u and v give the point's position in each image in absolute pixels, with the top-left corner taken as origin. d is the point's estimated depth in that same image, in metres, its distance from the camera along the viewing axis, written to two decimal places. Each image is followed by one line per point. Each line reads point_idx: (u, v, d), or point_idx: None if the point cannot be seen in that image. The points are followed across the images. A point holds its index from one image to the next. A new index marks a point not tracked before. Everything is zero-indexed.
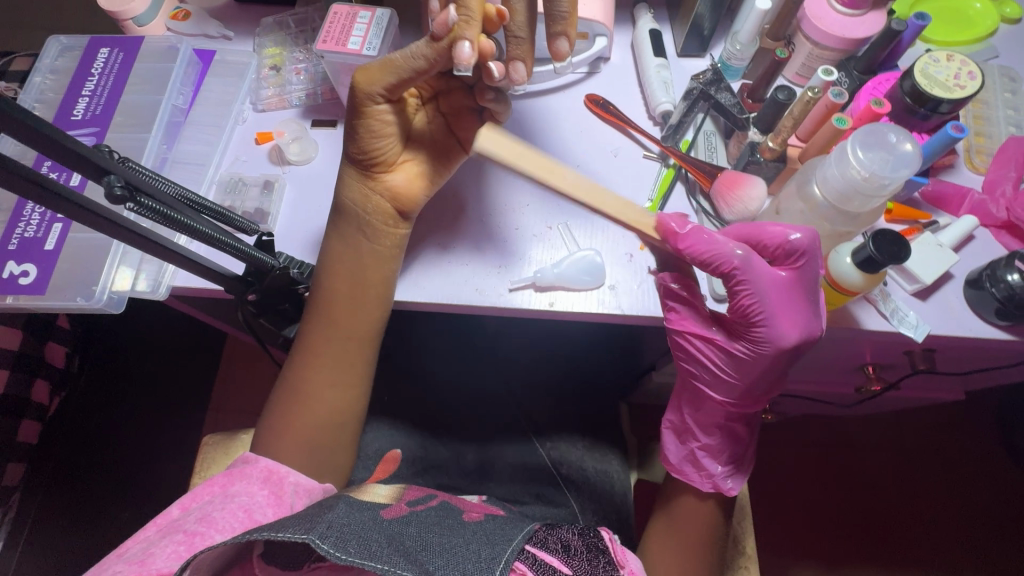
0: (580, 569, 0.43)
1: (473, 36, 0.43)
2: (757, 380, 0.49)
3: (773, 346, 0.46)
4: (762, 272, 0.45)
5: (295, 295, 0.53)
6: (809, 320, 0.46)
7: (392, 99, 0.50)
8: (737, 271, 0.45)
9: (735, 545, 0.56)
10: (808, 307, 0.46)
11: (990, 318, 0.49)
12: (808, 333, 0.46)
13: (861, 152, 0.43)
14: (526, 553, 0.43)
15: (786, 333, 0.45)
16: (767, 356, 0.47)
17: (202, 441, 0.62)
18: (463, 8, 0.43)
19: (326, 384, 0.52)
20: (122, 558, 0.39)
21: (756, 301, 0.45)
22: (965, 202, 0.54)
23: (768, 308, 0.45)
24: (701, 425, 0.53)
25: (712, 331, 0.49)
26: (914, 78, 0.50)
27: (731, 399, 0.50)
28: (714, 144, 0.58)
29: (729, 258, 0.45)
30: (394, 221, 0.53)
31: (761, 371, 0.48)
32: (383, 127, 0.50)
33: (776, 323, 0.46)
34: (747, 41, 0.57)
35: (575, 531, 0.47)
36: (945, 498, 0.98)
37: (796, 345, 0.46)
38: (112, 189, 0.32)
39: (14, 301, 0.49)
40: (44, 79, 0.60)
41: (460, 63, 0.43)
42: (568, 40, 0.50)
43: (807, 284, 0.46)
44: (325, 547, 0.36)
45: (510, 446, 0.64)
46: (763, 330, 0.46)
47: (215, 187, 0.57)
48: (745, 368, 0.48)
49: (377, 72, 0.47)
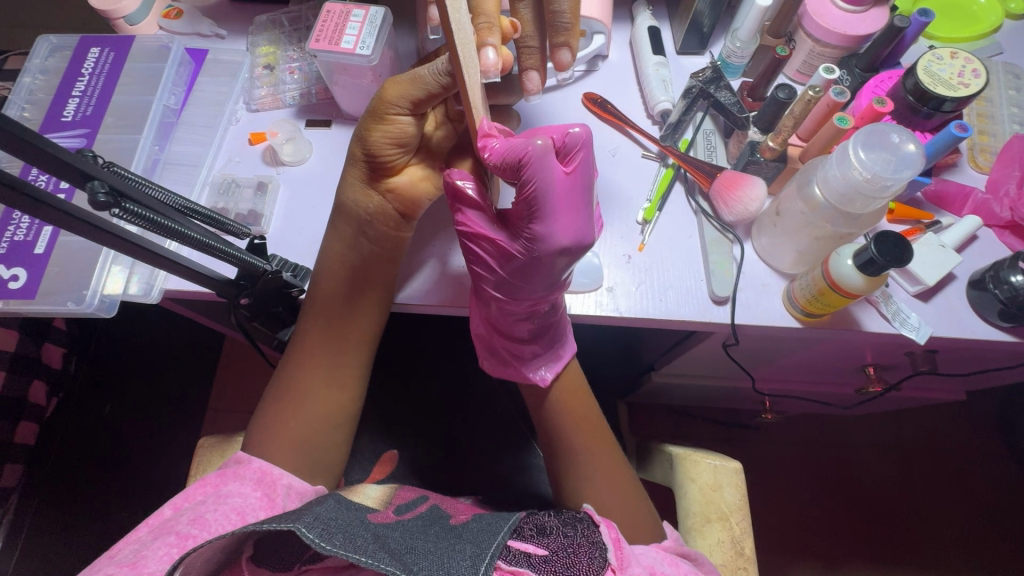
0: (558, 547, 0.42)
1: (496, 42, 0.42)
2: (536, 285, 0.43)
3: (545, 252, 0.40)
4: (550, 170, 0.37)
5: (289, 299, 0.52)
6: (585, 226, 0.39)
7: (417, 113, 0.48)
8: (529, 163, 0.37)
9: (733, 545, 0.51)
10: (585, 213, 0.39)
11: (993, 320, 0.49)
12: (579, 242, 0.39)
13: (863, 152, 0.42)
14: (504, 544, 0.41)
15: (555, 239, 0.39)
16: (543, 259, 0.40)
17: (197, 443, 0.57)
18: (481, 16, 0.43)
19: (320, 389, 0.52)
20: (114, 559, 0.38)
21: (539, 197, 0.38)
22: (967, 202, 0.54)
23: (548, 204, 0.38)
24: (502, 326, 0.50)
25: (494, 230, 0.43)
26: (917, 75, 0.49)
27: (522, 308, 0.46)
28: (714, 142, 0.57)
29: (522, 153, 0.37)
30: (397, 223, 0.51)
31: (539, 275, 0.42)
32: (401, 136, 0.48)
33: (550, 224, 0.39)
34: (747, 38, 0.56)
35: (553, 515, 0.46)
36: (944, 497, 0.97)
37: (562, 253, 0.39)
38: (95, 195, 0.31)
39: (5, 305, 0.49)
40: (34, 79, 0.59)
41: (487, 70, 0.41)
42: (570, 50, 0.51)
43: (586, 186, 0.39)
44: (312, 536, 0.36)
45: (508, 449, 0.63)
46: (536, 229, 0.39)
47: (208, 189, 0.57)
48: (515, 284, 0.44)
49: (407, 86, 0.46)
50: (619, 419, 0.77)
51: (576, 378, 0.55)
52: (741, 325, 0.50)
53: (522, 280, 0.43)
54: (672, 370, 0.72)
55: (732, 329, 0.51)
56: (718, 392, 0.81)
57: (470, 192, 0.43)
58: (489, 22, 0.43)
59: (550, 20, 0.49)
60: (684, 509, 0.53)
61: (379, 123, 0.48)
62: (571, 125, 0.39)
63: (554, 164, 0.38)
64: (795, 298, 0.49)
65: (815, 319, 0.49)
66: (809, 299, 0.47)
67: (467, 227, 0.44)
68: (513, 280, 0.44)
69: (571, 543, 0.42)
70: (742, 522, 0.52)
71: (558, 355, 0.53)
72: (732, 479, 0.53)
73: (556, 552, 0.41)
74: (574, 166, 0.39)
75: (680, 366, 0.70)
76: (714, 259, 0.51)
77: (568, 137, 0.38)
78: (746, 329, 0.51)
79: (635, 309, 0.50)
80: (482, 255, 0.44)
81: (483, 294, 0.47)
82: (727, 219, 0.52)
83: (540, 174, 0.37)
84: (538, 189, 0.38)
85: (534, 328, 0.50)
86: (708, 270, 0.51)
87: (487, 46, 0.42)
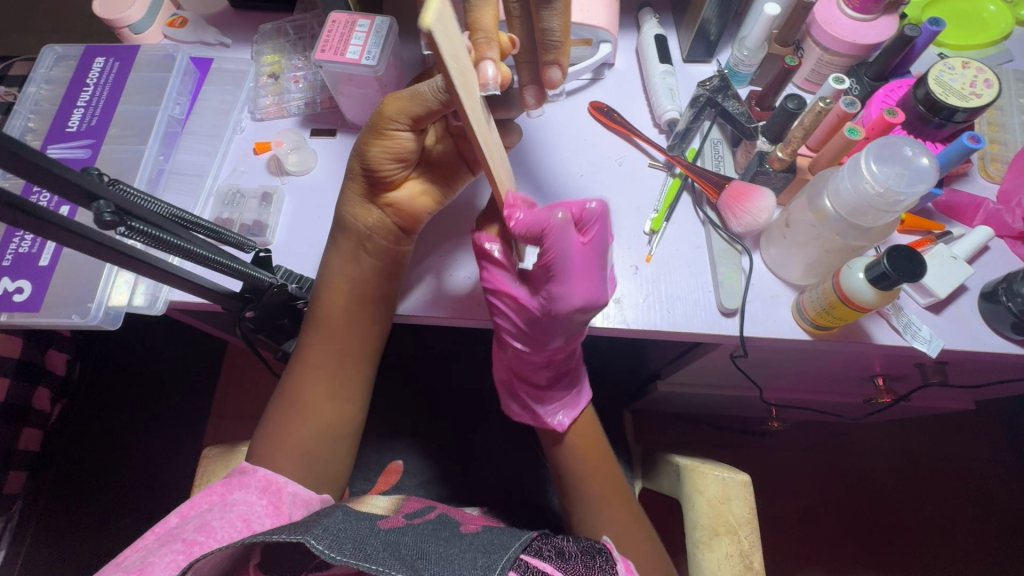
0: (576, 572, 0.41)
1: (494, 55, 0.41)
2: (556, 340, 0.46)
3: (562, 310, 0.41)
4: (568, 241, 0.39)
5: (293, 310, 0.52)
6: (599, 288, 0.41)
7: (417, 128, 0.47)
8: (547, 234, 0.39)
9: (741, 559, 0.50)
10: (601, 277, 0.41)
11: (1006, 332, 0.48)
12: (594, 301, 0.41)
13: (875, 165, 0.42)
14: (519, 561, 0.40)
15: (570, 299, 0.40)
16: (558, 317, 0.42)
17: (202, 453, 0.57)
18: (479, 30, 0.42)
19: (324, 400, 0.51)
20: (120, 567, 0.38)
21: (557, 264, 0.39)
22: (979, 212, 0.53)
23: (567, 271, 0.40)
24: (522, 373, 0.51)
25: (517, 289, 0.45)
26: (928, 86, 0.49)
27: (542, 358, 0.48)
28: (721, 151, 0.56)
29: (542, 225, 0.39)
30: (396, 237, 0.51)
31: (559, 332, 0.44)
32: (401, 151, 0.48)
33: (567, 287, 0.40)
34: (755, 47, 0.56)
35: (571, 540, 0.45)
36: (952, 506, 0.97)
37: (578, 311, 0.41)
38: (101, 216, 0.31)
39: (9, 318, 0.48)
40: (39, 89, 0.59)
41: (486, 83, 0.40)
42: (559, 69, 0.49)
43: (603, 254, 0.41)
44: (321, 547, 0.35)
45: (513, 459, 0.63)
46: (552, 291, 0.41)
47: (212, 200, 0.56)
48: (536, 335, 0.46)
49: (407, 102, 0.45)
50: (624, 428, 0.76)
51: (590, 425, 0.55)
52: (750, 337, 0.50)
53: (544, 335, 0.46)
54: (678, 379, 0.71)
55: (741, 342, 0.50)
56: (725, 401, 0.80)
57: (496, 254, 0.45)
58: (487, 39, 0.42)
59: (540, 37, 0.47)
60: (692, 521, 0.52)
61: (378, 138, 0.47)
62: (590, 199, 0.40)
63: (572, 235, 0.39)
64: (805, 310, 0.48)
65: (825, 332, 0.49)
66: (819, 312, 0.47)
67: (490, 283, 0.46)
68: (533, 331, 0.46)
69: (591, 569, 0.41)
70: (751, 535, 0.51)
71: (575, 398, 0.53)
72: (740, 491, 0.52)
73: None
74: (591, 237, 0.40)
75: (687, 375, 0.69)
76: (722, 271, 0.50)
77: (585, 210, 0.40)
78: (755, 341, 0.51)
79: (643, 320, 0.50)
80: (504, 310, 0.46)
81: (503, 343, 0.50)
82: (736, 230, 0.52)
83: (557, 246, 0.39)
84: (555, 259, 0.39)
85: (553, 372, 0.51)
86: (716, 282, 0.50)
87: (484, 60, 0.41)
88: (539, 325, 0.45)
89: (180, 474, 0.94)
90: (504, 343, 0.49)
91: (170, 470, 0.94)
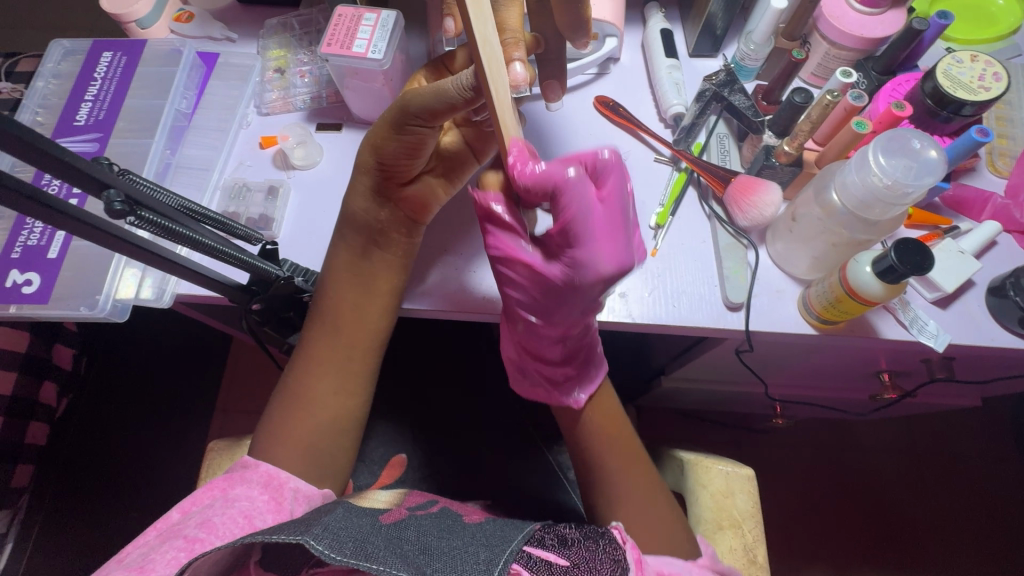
0: (579, 558, 0.40)
1: (521, 55, 0.43)
2: (573, 312, 0.43)
3: (587, 280, 0.37)
4: (586, 194, 0.36)
5: (298, 302, 0.53)
6: (627, 250, 0.36)
7: (435, 124, 0.45)
8: (562, 191, 0.36)
9: (746, 553, 0.50)
10: (630, 240, 0.37)
11: (1013, 327, 0.48)
12: (623, 267, 0.36)
13: (884, 158, 0.42)
14: (522, 553, 0.40)
15: (598, 266, 0.36)
16: (582, 287, 0.39)
17: (207, 446, 0.57)
18: (508, 32, 0.44)
19: (328, 394, 0.51)
20: (122, 564, 0.38)
21: (579, 221, 0.36)
22: (987, 207, 0.53)
23: (587, 229, 0.36)
24: (535, 350, 0.49)
25: (528, 254, 0.42)
26: (937, 79, 0.49)
27: (558, 333, 0.46)
28: (727, 146, 0.56)
29: (555, 180, 0.36)
30: (406, 229, 0.52)
31: (575, 303, 0.42)
32: (416, 146, 0.47)
33: (590, 250, 0.36)
34: (762, 41, 0.55)
35: (574, 527, 0.44)
36: (958, 505, 0.96)
37: (606, 281, 0.37)
38: (112, 204, 0.31)
39: (18, 310, 0.49)
40: (47, 83, 0.59)
41: (518, 83, 0.42)
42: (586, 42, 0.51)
43: (623, 209, 0.37)
44: (320, 548, 0.35)
45: (517, 452, 0.63)
46: (575, 258, 0.38)
47: (219, 194, 0.56)
48: (551, 306, 0.43)
49: (430, 98, 0.42)
50: (628, 423, 0.76)
51: (608, 402, 0.55)
52: (755, 332, 0.50)
53: (560, 304, 0.42)
54: (683, 374, 0.71)
55: (746, 336, 0.50)
56: (729, 397, 0.80)
57: (504, 215, 0.42)
58: (514, 39, 0.44)
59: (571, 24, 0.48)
60: (697, 516, 0.53)
61: (397, 134, 0.46)
62: (602, 149, 0.37)
63: (588, 192, 0.36)
64: (810, 304, 0.48)
65: (831, 326, 0.49)
66: (825, 306, 0.47)
67: (498, 249, 0.42)
68: (552, 300, 0.43)
69: (592, 558, 0.41)
70: (755, 530, 0.50)
71: (592, 375, 0.52)
72: (744, 486, 0.52)
73: (577, 564, 0.40)
74: (607, 190, 0.37)
75: (690, 370, 0.69)
76: (727, 265, 0.50)
77: (597, 161, 0.37)
78: (760, 336, 0.51)
79: (648, 313, 0.50)
80: (516, 279, 0.43)
81: (511, 314, 0.47)
82: (741, 224, 0.52)
83: (576, 203, 0.36)
84: (576, 214, 0.36)
85: (568, 350, 0.48)
86: (722, 276, 0.50)
87: (513, 61, 0.42)
88: (556, 296, 0.42)
89: (185, 468, 0.94)
90: (517, 319, 0.46)
91: (173, 465, 0.94)
